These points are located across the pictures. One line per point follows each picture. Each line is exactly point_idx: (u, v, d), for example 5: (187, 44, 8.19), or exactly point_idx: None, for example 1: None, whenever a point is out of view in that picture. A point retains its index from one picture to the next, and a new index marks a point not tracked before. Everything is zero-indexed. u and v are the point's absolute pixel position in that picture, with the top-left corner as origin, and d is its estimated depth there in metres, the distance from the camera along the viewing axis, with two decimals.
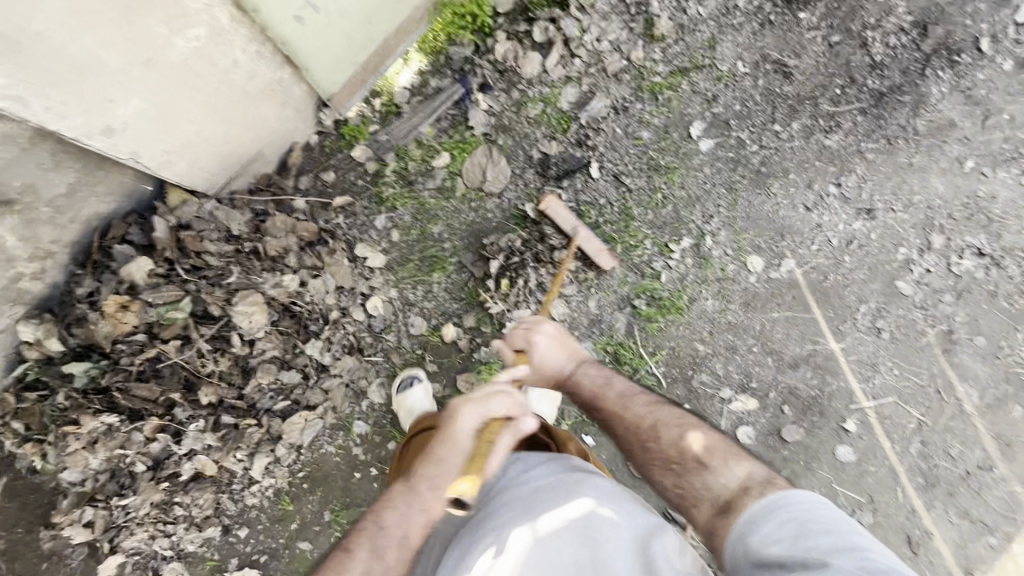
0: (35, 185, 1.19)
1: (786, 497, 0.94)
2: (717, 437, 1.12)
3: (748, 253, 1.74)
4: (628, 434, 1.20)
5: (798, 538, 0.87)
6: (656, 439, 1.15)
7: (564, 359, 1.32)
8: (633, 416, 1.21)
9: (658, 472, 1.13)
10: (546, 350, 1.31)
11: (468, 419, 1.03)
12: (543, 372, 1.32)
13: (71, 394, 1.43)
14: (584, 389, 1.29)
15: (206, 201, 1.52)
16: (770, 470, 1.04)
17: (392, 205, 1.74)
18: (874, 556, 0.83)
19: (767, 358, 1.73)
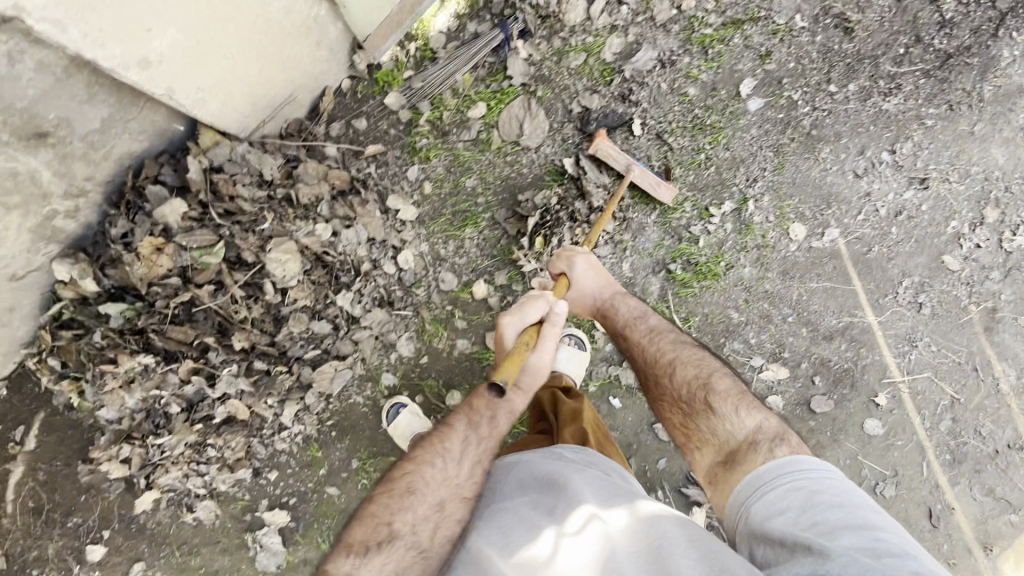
0: (69, 118, 1.15)
1: (799, 467, 0.96)
2: (735, 386, 1.18)
3: (790, 220, 1.68)
4: (648, 367, 1.30)
5: (803, 511, 0.89)
6: (672, 377, 1.24)
7: (598, 289, 1.44)
8: (656, 351, 1.30)
9: (667, 406, 1.23)
10: (582, 276, 1.43)
11: (511, 326, 1.24)
12: (578, 299, 1.45)
13: (108, 333, 1.44)
14: (613, 320, 1.40)
15: (239, 143, 1.48)
16: (783, 427, 1.08)
17: (426, 156, 1.68)
18: (884, 534, 0.83)
19: (803, 329, 1.69)
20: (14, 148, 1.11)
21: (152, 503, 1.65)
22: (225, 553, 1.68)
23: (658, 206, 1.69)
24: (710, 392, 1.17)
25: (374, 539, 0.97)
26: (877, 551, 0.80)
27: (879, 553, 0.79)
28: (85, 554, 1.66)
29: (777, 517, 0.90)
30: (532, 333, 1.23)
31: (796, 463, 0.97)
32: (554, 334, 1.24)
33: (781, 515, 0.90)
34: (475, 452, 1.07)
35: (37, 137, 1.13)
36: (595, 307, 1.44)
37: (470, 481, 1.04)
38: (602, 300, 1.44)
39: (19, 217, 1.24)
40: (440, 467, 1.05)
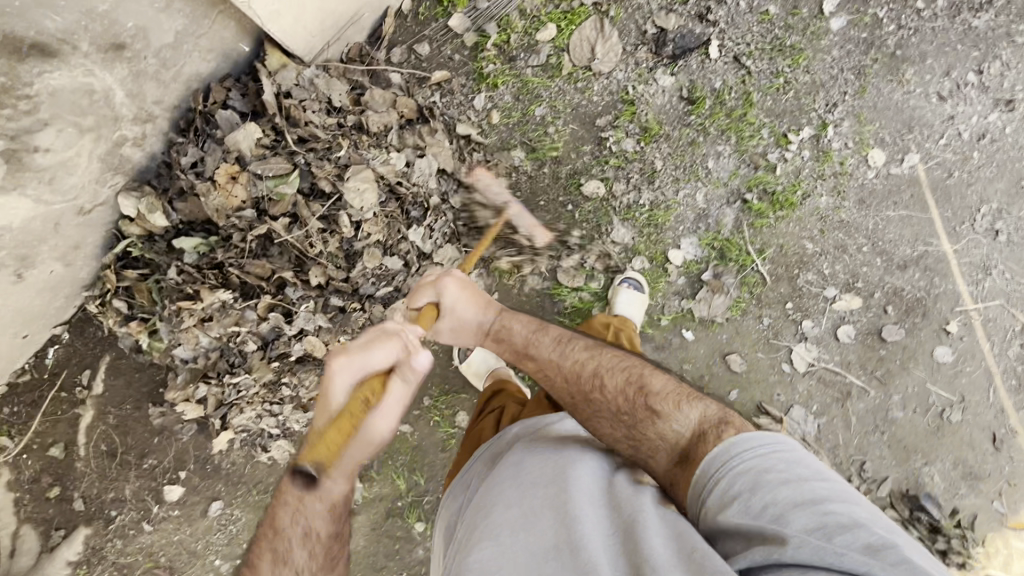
0: (145, 29, 1.13)
1: (745, 445, 0.79)
2: (665, 379, 1.00)
3: (870, 146, 1.64)
4: (568, 386, 1.03)
5: (751, 495, 0.73)
6: (602, 389, 1.00)
7: (478, 310, 1.16)
8: (568, 364, 1.06)
9: (606, 427, 0.96)
10: (454, 296, 1.13)
11: (340, 376, 0.89)
12: (464, 323, 1.15)
13: (183, 269, 1.40)
14: (512, 338, 1.13)
15: (306, 67, 1.42)
16: (722, 409, 0.92)
17: (493, 83, 1.60)
18: (837, 505, 0.69)
19: (877, 259, 1.67)
20: (92, 60, 1.09)
21: (227, 443, 1.65)
22: None
23: (734, 134, 1.64)
24: (644, 394, 0.97)
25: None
26: (830, 528, 0.66)
27: (831, 531, 0.66)
28: (162, 494, 1.67)
29: (727, 508, 0.75)
30: (372, 387, 0.90)
31: (738, 441, 0.80)
32: (399, 393, 0.91)
33: (733, 504, 0.74)
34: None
35: (114, 50, 1.11)
36: (485, 330, 1.16)
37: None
38: (492, 318, 1.16)
39: (91, 141, 1.19)
40: None
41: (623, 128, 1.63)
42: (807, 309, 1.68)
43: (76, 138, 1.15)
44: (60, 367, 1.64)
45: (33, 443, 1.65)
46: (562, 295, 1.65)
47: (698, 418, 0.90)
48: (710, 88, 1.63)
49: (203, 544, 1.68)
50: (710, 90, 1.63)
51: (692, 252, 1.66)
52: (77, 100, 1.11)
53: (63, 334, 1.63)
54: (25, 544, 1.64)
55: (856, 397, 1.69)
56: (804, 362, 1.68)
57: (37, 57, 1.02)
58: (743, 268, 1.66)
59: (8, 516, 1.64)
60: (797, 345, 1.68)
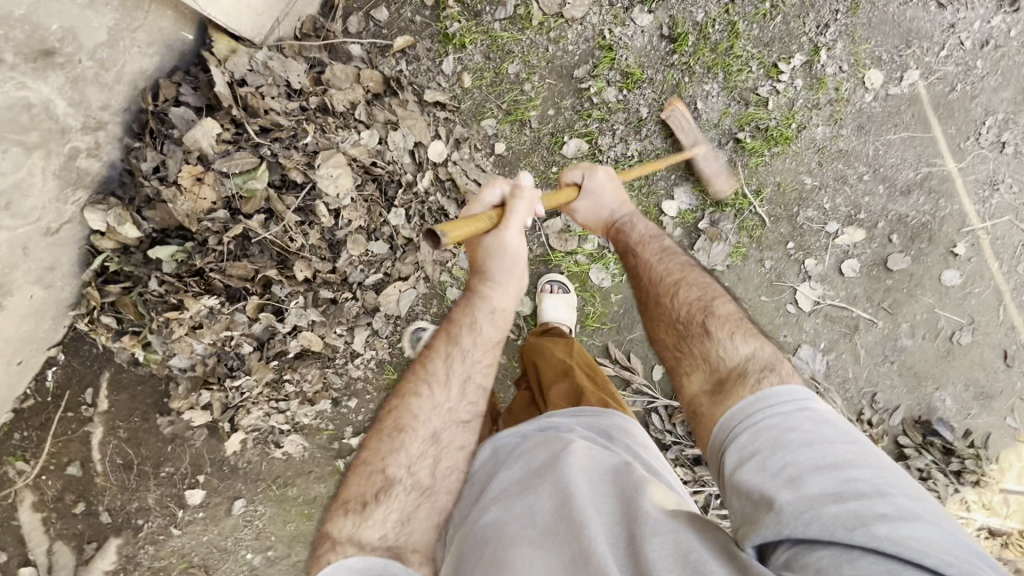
0: (73, 30, 1.01)
1: (771, 402, 0.74)
2: (744, 315, 0.96)
3: (866, 67, 1.54)
4: (646, 278, 1.10)
5: (769, 456, 0.68)
6: (673, 297, 1.02)
7: (616, 204, 1.26)
8: (662, 267, 1.09)
9: (660, 324, 1.01)
10: (593, 186, 1.25)
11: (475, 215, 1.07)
12: (596, 209, 1.27)
13: (164, 279, 1.35)
14: (622, 232, 1.21)
15: (257, 50, 1.33)
16: (781, 357, 0.85)
17: (460, 43, 1.50)
18: (861, 472, 0.62)
19: (879, 187, 1.60)
20: (21, 71, 0.97)
21: (240, 444, 1.66)
22: (319, 481, 1.70)
23: (721, 70, 1.54)
24: (710, 314, 0.95)
25: (370, 490, 0.83)
26: (846, 495, 0.59)
27: (849, 495, 0.59)
28: (185, 499, 1.69)
29: (744, 468, 0.69)
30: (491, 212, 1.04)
31: (768, 394, 0.76)
32: (521, 209, 1.04)
33: (750, 464, 0.69)
34: (464, 369, 0.96)
35: (44, 56, 0.99)
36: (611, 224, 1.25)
37: (465, 404, 0.94)
38: (619, 216, 1.24)
39: (41, 159, 1.11)
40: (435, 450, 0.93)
41: (603, 76, 1.54)
42: (809, 247, 1.63)
43: (22, 158, 1.07)
44: (62, 389, 1.63)
45: (49, 465, 1.66)
46: (555, 261, 1.63)
47: (756, 354, 0.86)
48: (693, 22, 1.53)
49: (233, 541, 1.72)
50: (692, 25, 1.52)
51: (686, 201, 1.60)
52: (15, 116, 1.01)
53: (58, 355, 1.61)
54: (60, 560, 1.68)
55: (864, 330, 1.66)
56: (809, 301, 1.65)
57: None
58: (741, 212, 1.60)
59: (39, 536, 1.67)
60: (801, 284, 1.64)
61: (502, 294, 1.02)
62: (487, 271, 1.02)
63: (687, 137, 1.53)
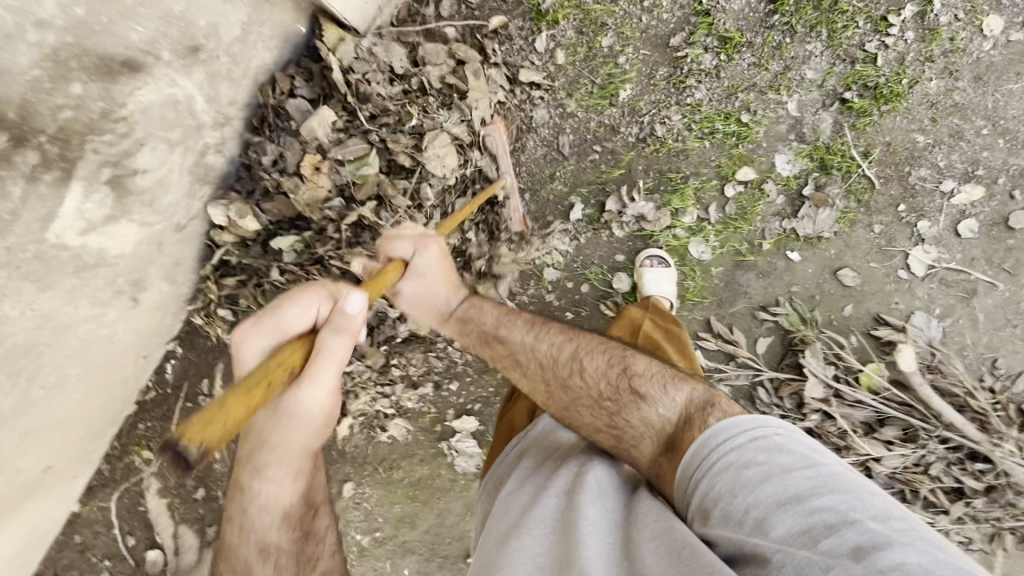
0: (216, 25, 1.03)
1: (719, 439, 0.80)
2: (657, 363, 1.01)
3: (984, 14, 1.46)
4: (546, 364, 1.06)
5: (732, 499, 0.74)
6: (582, 374, 1.02)
7: (447, 291, 1.17)
8: (547, 350, 1.07)
9: (582, 408, 1.00)
10: (420, 271, 1.14)
11: (258, 340, 0.84)
12: (424, 296, 1.16)
13: (286, 269, 1.41)
14: (471, 322, 1.16)
15: (363, 38, 1.35)
16: (711, 390, 0.92)
17: (554, 19, 1.49)
18: (821, 500, 0.69)
19: (1000, 141, 1.51)
20: (174, 68, 0.99)
21: (348, 429, 1.71)
22: (422, 463, 1.74)
23: (826, 28, 1.48)
24: (626, 376, 0.99)
25: None
26: (815, 533, 0.66)
27: (817, 534, 0.66)
28: None
29: (710, 519, 0.75)
30: (293, 346, 0.82)
31: (711, 434, 0.81)
32: (335, 346, 0.83)
33: (714, 513, 0.75)
34: None
35: (192, 52, 1.01)
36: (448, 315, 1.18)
37: None
38: (456, 306, 1.17)
39: (179, 155, 1.15)
40: None
41: (700, 43, 1.50)
42: (921, 209, 1.55)
43: (166, 154, 1.10)
44: (180, 381, 1.71)
45: None
46: (654, 236, 1.57)
47: (686, 399, 0.91)
48: None
49: (342, 524, 1.77)
50: None
51: (788, 169, 1.55)
52: (165, 114, 1.03)
53: (176, 349, 1.68)
54: (186, 542, 1.78)
55: (983, 294, 1.58)
56: (923, 265, 1.57)
57: (126, 74, 0.91)
58: (848, 176, 1.54)
59: (166, 520, 1.77)
60: (913, 248, 1.57)
61: (275, 491, 0.88)
62: (269, 428, 0.86)
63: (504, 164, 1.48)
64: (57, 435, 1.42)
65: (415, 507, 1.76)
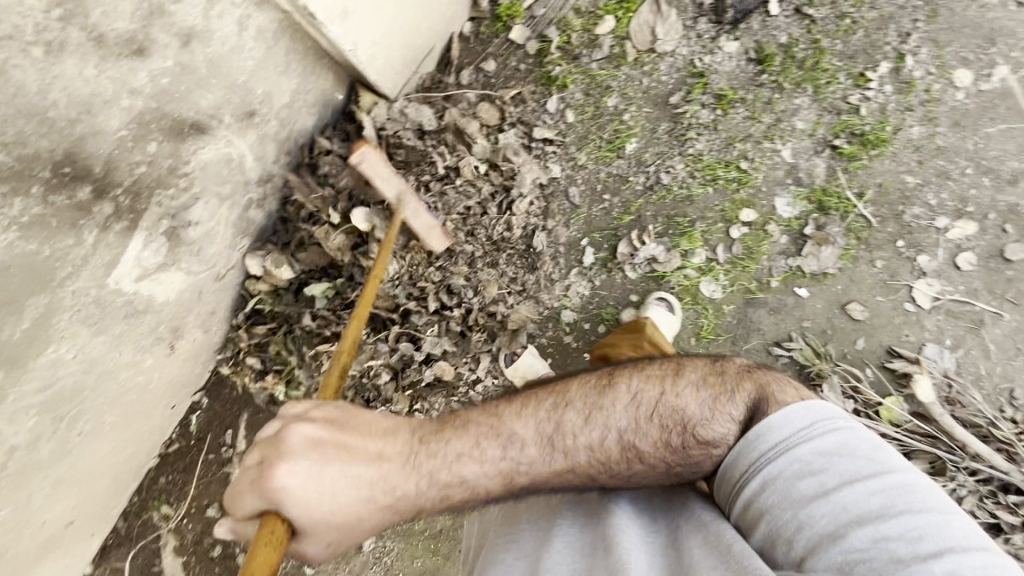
0: (270, 93, 1.14)
1: (770, 445, 0.79)
2: (697, 390, 0.89)
3: (953, 68, 1.60)
4: (598, 469, 0.89)
5: (783, 512, 0.76)
6: (644, 457, 0.88)
7: (372, 482, 0.84)
8: (588, 459, 0.89)
9: (651, 481, 0.90)
10: (316, 490, 0.79)
11: None
12: (350, 510, 0.82)
13: (317, 314, 1.46)
14: (465, 488, 0.89)
15: (395, 103, 1.49)
16: (760, 390, 0.87)
17: (563, 84, 1.64)
18: (885, 521, 0.71)
19: (984, 179, 1.61)
20: (232, 130, 1.10)
21: None
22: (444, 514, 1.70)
23: (810, 84, 1.62)
24: (688, 434, 0.87)
25: None
26: (880, 561, 0.68)
27: (879, 564, 0.68)
28: None
29: (757, 526, 0.78)
30: None
31: (764, 432, 0.80)
32: None
33: (762, 523, 0.77)
34: None
35: (248, 116, 1.12)
36: (409, 504, 0.86)
37: None
38: (422, 473, 0.87)
39: (226, 210, 1.25)
40: None
41: (697, 100, 1.64)
42: (920, 244, 1.63)
43: (216, 208, 1.20)
44: (204, 433, 1.72)
45: (191, 508, 1.72)
46: (666, 276, 1.64)
47: (747, 416, 0.84)
48: (778, 44, 1.63)
49: None
50: (778, 46, 1.63)
51: (788, 210, 1.64)
52: (219, 171, 1.14)
53: (202, 399, 1.71)
54: None
55: (991, 324, 1.62)
56: (928, 298, 1.63)
57: (193, 135, 1.01)
58: (846, 215, 1.63)
59: None
60: (917, 281, 1.63)
61: None
62: None
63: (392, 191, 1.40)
64: (84, 487, 1.43)
65: (436, 562, 1.70)
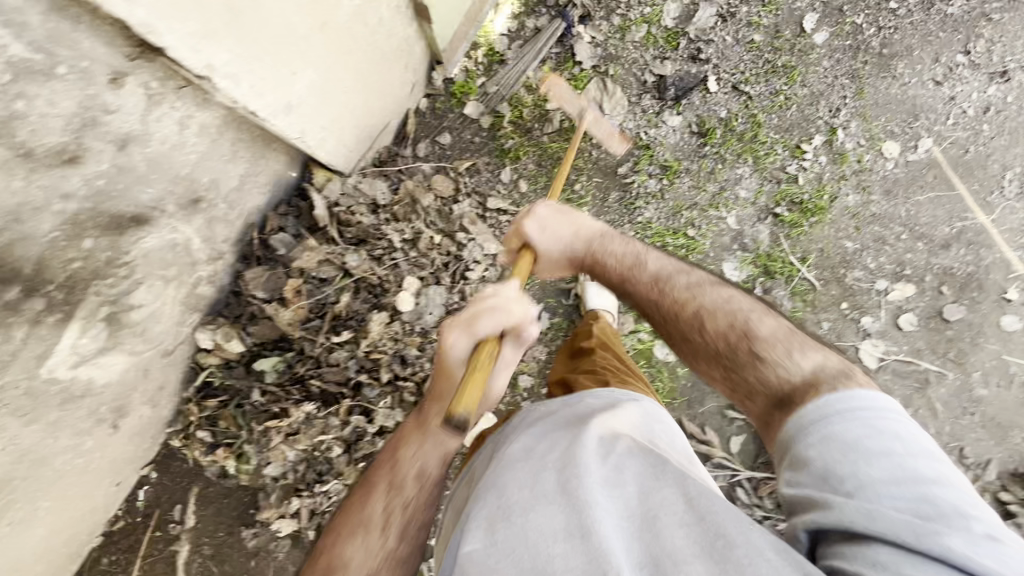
0: (217, 180, 1.16)
1: (846, 406, 0.75)
2: (789, 327, 0.93)
3: (882, 140, 1.70)
4: (667, 312, 1.01)
5: (841, 459, 0.71)
6: (704, 330, 0.97)
7: (573, 240, 1.15)
8: (665, 304, 1.02)
9: (702, 361, 0.97)
10: (543, 234, 1.14)
11: (455, 346, 0.88)
12: (557, 247, 1.15)
13: (266, 389, 1.45)
14: (609, 271, 1.11)
15: (349, 178, 1.52)
16: (846, 363, 0.84)
17: (515, 156, 1.70)
18: (934, 491, 0.66)
19: (919, 244, 1.69)
20: (177, 217, 1.11)
21: None
22: None
23: (750, 155, 1.71)
24: (747, 338, 0.92)
25: None
26: (924, 511, 0.64)
27: (927, 516, 0.64)
28: None
29: (803, 471, 0.73)
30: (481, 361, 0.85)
31: (838, 397, 0.76)
32: (508, 358, 0.92)
33: (810, 465, 0.73)
34: (402, 519, 0.89)
35: (194, 203, 1.14)
36: (583, 265, 1.15)
37: (403, 543, 0.88)
38: (585, 258, 1.14)
39: (173, 289, 1.25)
40: (363, 552, 0.86)
41: (644, 171, 1.71)
42: (862, 305, 1.69)
43: (161, 289, 1.21)
44: (152, 507, 1.66)
45: None
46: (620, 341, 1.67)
47: (813, 366, 0.84)
48: (718, 118, 1.71)
49: None
50: (718, 120, 1.71)
51: (737, 274, 1.69)
52: (163, 256, 1.15)
53: (151, 472, 1.65)
54: None
55: (935, 383, 1.67)
56: (874, 358, 1.67)
57: (134, 227, 1.02)
58: (791, 278, 1.69)
59: None
60: (862, 342, 1.68)
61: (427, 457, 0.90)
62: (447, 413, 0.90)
63: (573, 107, 1.57)
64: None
65: None
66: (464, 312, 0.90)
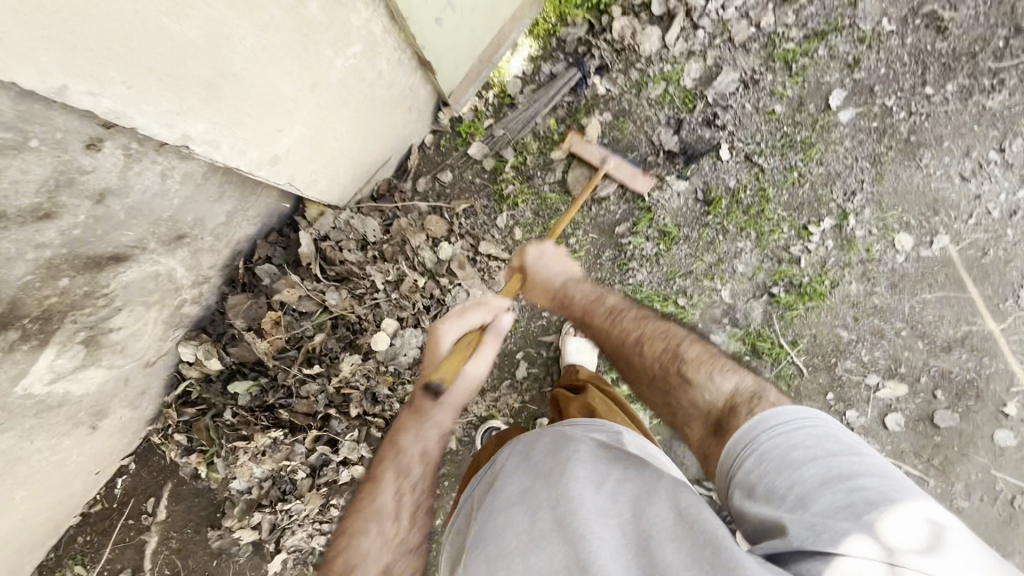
0: (202, 218, 1.19)
1: (763, 427, 0.83)
2: (716, 351, 1.07)
3: (896, 231, 1.63)
4: (609, 344, 1.19)
5: (777, 476, 0.76)
6: (642, 356, 1.12)
7: (561, 274, 1.34)
8: (615, 332, 1.19)
9: (642, 387, 1.12)
10: (546, 266, 1.36)
11: (448, 334, 1.15)
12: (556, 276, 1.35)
13: (238, 411, 1.51)
14: (581, 301, 1.28)
15: (341, 212, 1.54)
16: (760, 382, 0.96)
17: (513, 203, 1.67)
18: (861, 481, 0.71)
19: (919, 342, 1.62)
20: (159, 252, 1.15)
21: (280, 564, 1.62)
22: None
23: (754, 230, 1.66)
24: (677, 363, 1.06)
25: None
26: (857, 508, 0.68)
27: (858, 510, 0.67)
28: None
29: (749, 498, 0.78)
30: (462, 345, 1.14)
31: (760, 419, 0.85)
32: (493, 344, 1.16)
33: (755, 490, 0.78)
34: (410, 499, 0.99)
35: (178, 239, 1.17)
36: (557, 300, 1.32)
37: (416, 527, 0.97)
38: (568, 290, 1.31)
39: (155, 311, 1.29)
40: (377, 532, 0.96)
41: (642, 233, 1.68)
42: (849, 398, 1.64)
43: (143, 313, 1.25)
44: (127, 497, 1.72)
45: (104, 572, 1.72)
46: None
47: (732, 387, 0.97)
48: (726, 187, 1.67)
49: None
50: (725, 190, 1.66)
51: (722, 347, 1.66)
52: (145, 285, 1.18)
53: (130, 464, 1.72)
54: None
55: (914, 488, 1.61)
56: None
57: (113, 263, 1.06)
58: (777, 361, 1.65)
59: None
60: None
61: (428, 440, 1.03)
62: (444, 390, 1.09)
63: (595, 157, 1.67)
64: None
65: None
66: (459, 309, 1.20)
